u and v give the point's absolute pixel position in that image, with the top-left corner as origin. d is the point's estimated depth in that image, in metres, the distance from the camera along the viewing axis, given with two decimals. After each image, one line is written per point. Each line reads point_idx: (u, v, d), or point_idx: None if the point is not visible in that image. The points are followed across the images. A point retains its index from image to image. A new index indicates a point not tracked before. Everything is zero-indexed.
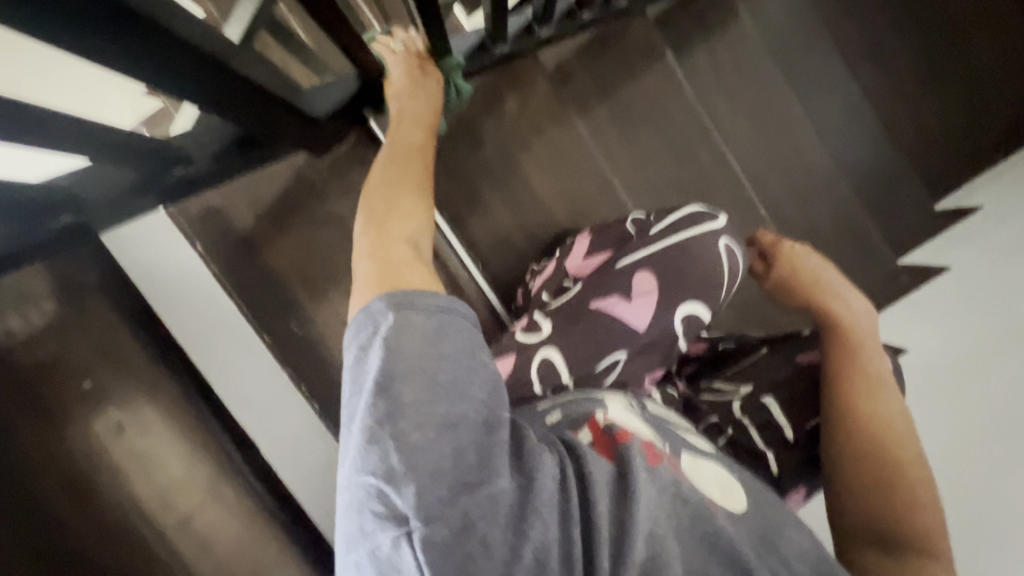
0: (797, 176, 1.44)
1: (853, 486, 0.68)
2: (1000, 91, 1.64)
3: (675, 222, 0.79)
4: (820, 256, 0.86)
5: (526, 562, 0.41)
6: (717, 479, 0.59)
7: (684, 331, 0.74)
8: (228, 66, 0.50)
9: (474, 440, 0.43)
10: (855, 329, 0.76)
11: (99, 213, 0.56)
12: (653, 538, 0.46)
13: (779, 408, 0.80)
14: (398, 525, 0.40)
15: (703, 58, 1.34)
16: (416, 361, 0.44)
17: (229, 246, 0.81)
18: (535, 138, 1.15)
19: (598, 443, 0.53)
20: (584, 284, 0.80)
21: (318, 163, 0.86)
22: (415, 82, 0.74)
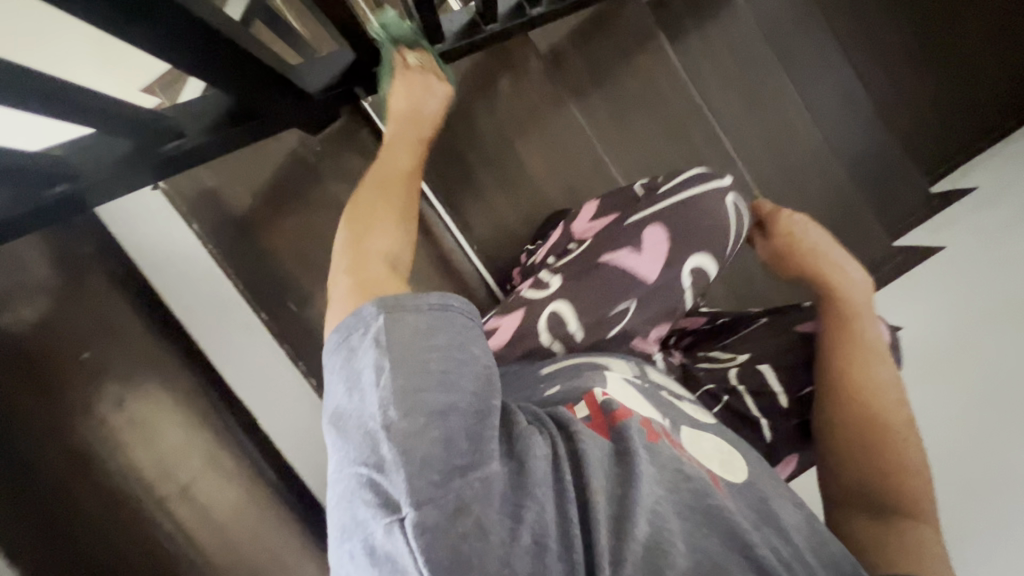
0: (792, 156, 1.44)
1: (842, 454, 0.68)
2: (993, 74, 1.65)
3: (682, 179, 0.76)
4: (818, 224, 0.82)
5: (525, 546, 0.39)
6: (716, 451, 0.56)
7: (692, 285, 0.71)
8: (217, 31, 0.51)
9: (468, 424, 0.42)
10: (854, 302, 0.75)
11: (98, 186, 0.57)
12: (654, 517, 0.44)
13: (774, 374, 0.78)
14: (390, 512, 0.38)
15: (696, 40, 1.35)
16: (404, 349, 0.43)
17: (227, 225, 0.84)
18: (530, 121, 1.17)
19: (596, 421, 0.50)
20: (592, 242, 0.78)
21: (311, 141, 0.88)
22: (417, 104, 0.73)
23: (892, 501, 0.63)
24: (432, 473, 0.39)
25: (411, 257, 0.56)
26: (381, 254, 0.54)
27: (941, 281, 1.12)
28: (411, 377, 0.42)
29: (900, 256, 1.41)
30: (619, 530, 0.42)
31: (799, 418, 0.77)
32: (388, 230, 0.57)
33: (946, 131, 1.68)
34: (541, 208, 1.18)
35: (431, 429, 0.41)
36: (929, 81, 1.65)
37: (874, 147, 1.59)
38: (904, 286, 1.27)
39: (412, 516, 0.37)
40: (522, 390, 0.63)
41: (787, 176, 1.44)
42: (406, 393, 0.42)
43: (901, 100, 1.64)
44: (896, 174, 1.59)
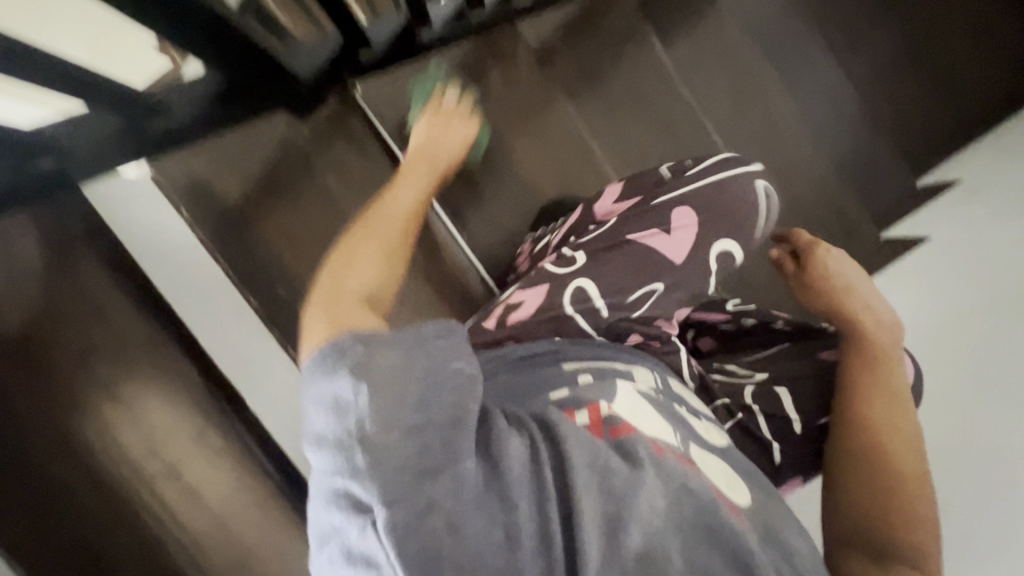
0: (780, 152, 1.46)
1: (852, 492, 0.68)
2: (977, 72, 1.68)
3: (710, 166, 0.81)
4: (856, 264, 0.83)
5: (498, 543, 0.41)
6: (724, 475, 0.57)
7: (717, 267, 0.77)
8: None
9: (441, 428, 0.44)
10: (882, 343, 0.76)
11: None
12: (649, 528, 0.44)
13: (790, 399, 0.80)
14: (363, 514, 0.40)
15: (685, 39, 1.37)
16: (379, 364, 0.46)
17: (214, 213, 0.81)
18: (523, 116, 1.18)
19: (594, 427, 0.53)
20: (617, 220, 0.79)
21: (302, 129, 0.87)
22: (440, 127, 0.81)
23: (893, 544, 0.62)
24: (403, 475, 0.41)
25: (390, 294, 0.57)
26: (355, 288, 0.54)
27: (928, 270, 1.14)
28: (385, 386, 0.45)
29: (890, 249, 1.43)
30: (610, 533, 0.43)
31: (814, 444, 0.79)
32: (366, 263, 0.57)
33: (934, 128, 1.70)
34: (536, 204, 1.18)
35: (404, 435, 0.43)
36: (920, 78, 1.66)
37: (862, 144, 1.61)
38: (893, 277, 1.28)
39: (383, 516, 0.39)
40: (517, 397, 0.61)
41: (776, 172, 1.46)
42: (379, 401, 0.44)
43: (889, 97, 1.66)
44: (883, 171, 1.62)
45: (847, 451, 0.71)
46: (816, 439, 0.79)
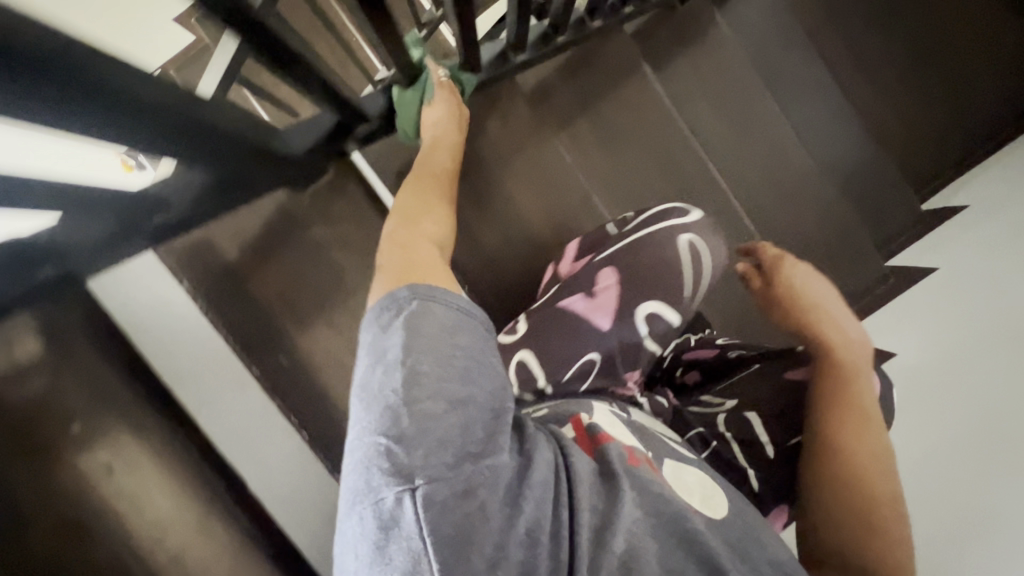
0: (784, 179, 1.41)
1: (827, 509, 0.66)
2: (983, 90, 1.67)
3: (645, 220, 0.84)
4: (823, 278, 0.82)
5: (519, 536, 0.41)
6: (698, 486, 0.58)
7: (649, 329, 0.74)
8: (201, 116, 0.51)
9: (484, 419, 0.45)
10: (849, 359, 0.73)
11: (81, 261, 0.59)
12: (631, 534, 0.46)
13: (761, 423, 0.77)
14: (403, 481, 0.40)
15: (683, 69, 1.35)
16: (432, 339, 0.46)
17: (215, 279, 0.84)
18: (517, 157, 1.18)
19: (581, 442, 0.56)
20: (558, 286, 0.83)
21: (300, 196, 0.89)
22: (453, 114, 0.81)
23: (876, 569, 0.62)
24: (445, 454, 0.41)
25: (450, 249, 0.63)
26: (430, 241, 0.60)
27: (932, 309, 1.12)
28: (435, 367, 0.45)
29: (894, 279, 1.41)
30: (600, 540, 0.44)
31: (788, 468, 0.76)
32: (434, 217, 0.65)
33: (937, 149, 1.68)
34: (533, 247, 1.18)
35: (449, 416, 0.43)
36: (919, 99, 1.65)
37: (869, 166, 1.58)
38: (897, 312, 1.26)
39: (423, 487, 0.40)
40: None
41: (778, 200, 1.41)
42: (429, 379, 0.44)
43: (889, 119, 1.65)
44: (888, 193, 1.58)
45: (810, 466, 0.69)
46: (791, 461, 0.76)
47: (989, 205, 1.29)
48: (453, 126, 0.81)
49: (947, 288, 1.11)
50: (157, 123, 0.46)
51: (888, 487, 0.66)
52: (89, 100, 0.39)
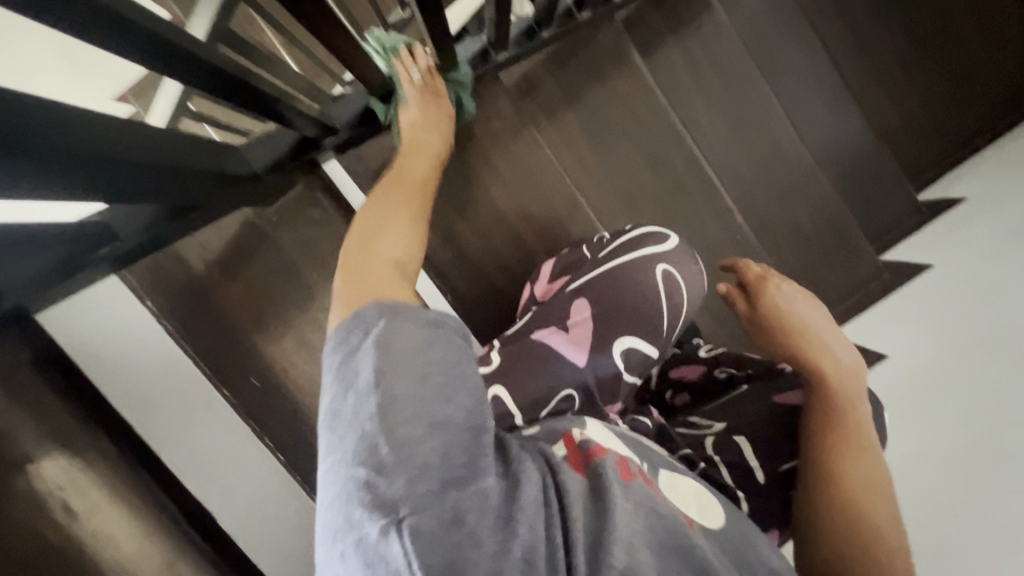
0: (778, 174, 1.35)
1: (828, 543, 0.58)
2: (984, 74, 1.61)
3: (621, 246, 0.81)
4: (810, 297, 0.72)
5: (514, 561, 0.36)
6: (694, 494, 0.54)
7: (626, 365, 0.68)
8: (149, 164, 0.48)
9: (465, 437, 0.39)
10: (847, 389, 0.64)
11: (24, 299, 0.57)
12: (632, 549, 0.40)
13: (751, 448, 0.69)
14: (387, 513, 0.35)
15: (675, 57, 1.26)
16: (404, 357, 0.40)
17: (178, 297, 0.82)
18: (499, 158, 1.12)
19: (572, 458, 0.47)
20: (533, 317, 0.77)
21: (266, 211, 0.86)
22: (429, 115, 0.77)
23: None
24: (429, 481, 0.36)
25: (419, 263, 0.53)
26: (388, 260, 0.50)
27: (924, 311, 1.09)
28: (411, 388, 0.39)
29: (888, 275, 1.37)
30: (595, 560, 0.38)
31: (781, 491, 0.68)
32: (397, 233, 0.54)
33: (935, 138, 1.63)
34: (517, 250, 1.14)
35: (430, 440, 0.38)
36: (918, 87, 1.60)
37: (867, 157, 1.52)
38: (890, 311, 1.23)
39: (408, 519, 0.34)
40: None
41: (773, 198, 1.36)
42: (406, 401, 0.38)
43: (886, 109, 1.59)
44: (886, 184, 1.53)
45: (811, 501, 0.61)
46: (782, 487, 0.68)
47: (984, 201, 1.25)
48: (433, 125, 0.77)
49: (942, 290, 1.08)
50: (115, 170, 0.44)
51: (891, 513, 0.59)
52: (26, 165, 0.37)
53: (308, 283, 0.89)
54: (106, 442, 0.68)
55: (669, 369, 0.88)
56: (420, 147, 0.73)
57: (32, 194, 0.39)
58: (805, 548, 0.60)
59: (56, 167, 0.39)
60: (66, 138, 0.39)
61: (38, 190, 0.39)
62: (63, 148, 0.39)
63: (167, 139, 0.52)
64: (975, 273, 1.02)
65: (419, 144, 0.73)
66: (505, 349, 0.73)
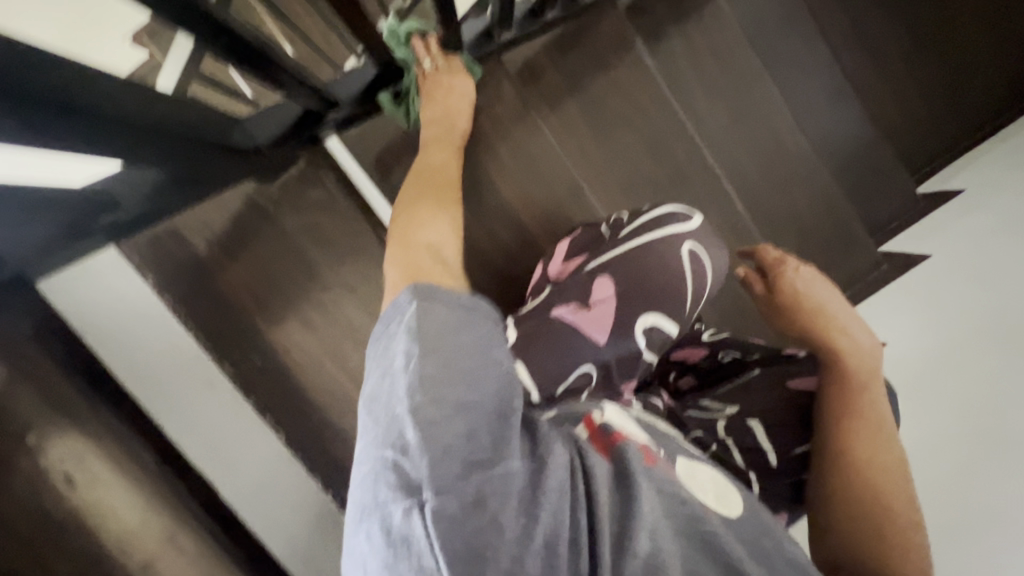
0: (778, 164, 1.35)
1: (844, 527, 0.59)
2: (982, 67, 1.62)
3: (645, 223, 0.77)
4: (829, 282, 0.72)
5: (537, 549, 0.36)
6: (712, 484, 0.52)
7: (648, 343, 0.69)
8: (153, 123, 0.48)
9: (490, 421, 0.39)
10: (864, 373, 0.64)
11: (29, 266, 0.57)
12: (654, 535, 0.40)
13: (764, 432, 0.71)
14: (410, 496, 0.36)
15: (677, 44, 1.26)
16: (432, 340, 0.40)
17: (180, 272, 0.83)
18: (502, 142, 1.12)
19: (595, 441, 0.47)
20: (551, 291, 0.76)
21: (268, 188, 0.86)
22: (445, 107, 0.79)
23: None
24: (453, 464, 0.36)
25: (457, 249, 0.54)
26: (427, 246, 0.52)
27: (925, 299, 1.09)
28: (438, 372, 0.39)
29: (887, 266, 1.38)
30: (620, 547, 0.39)
31: (790, 478, 0.70)
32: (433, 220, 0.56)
33: (934, 131, 1.64)
34: (518, 235, 1.14)
35: (454, 424, 0.38)
36: (916, 77, 1.60)
37: (867, 149, 1.52)
38: (889, 299, 1.23)
39: (432, 502, 0.35)
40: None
41: (772, 186, 1.36)
42: (432, 383, 0.38)
43: (884, 99, 1.60)
44: (885, 176, 1.53)
45: (823, 481, 0.62)
46: (795, 468, 0.70)
47: (983, 191, 1.26)
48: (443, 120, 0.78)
49: (942, 279, 1.09)
50: (117, 126, 0.44)
51: (903, 494, 0.60)
52: (27, 112, 0.36)
53: (311, 263, 0.89)
54: (108, 417, 0.68)
55: (672, 350, 0.85)
56: (436, 143, 0.75)
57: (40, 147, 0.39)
58: (823, 530, 0.61)
59: (60, 118, 0.39)
60: (74, 91, 0.39)
61: (45, 142, 0.39)
62: (71, 99, 0.39)
63: (176, 104, 0.52)
64: (974, 262, 1.02)
65: (438, 140, 0.75)
66: (522, 325, 0.71)
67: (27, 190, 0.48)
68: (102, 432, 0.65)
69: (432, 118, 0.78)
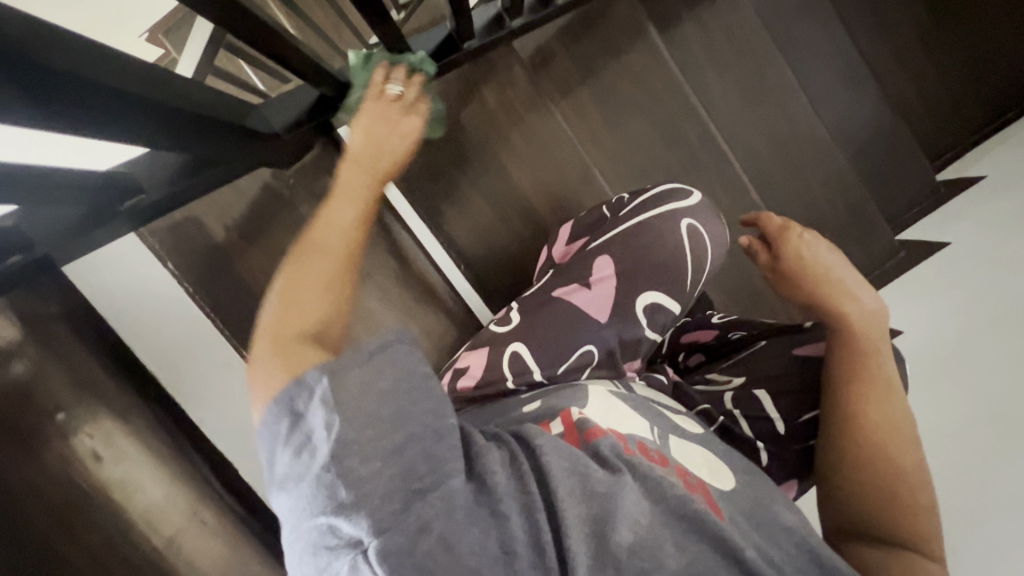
0: (793, 150, 1.34)
1: (853, 495, 0.59)
2: (1007, 49, 1.57)
3: (644, 201, 0.77)
4: (834, 247, 0.68)
5: (492, 555, 0.37)
6: (703, 459, 0.55)
7: (648, 321, 0.69)
8: (170, 104, 0.48)
9: (423, 449, 0.39)
10: (870, 336, 0.63)
11: (56, 248, 0.57)
12: (640, 526, 0.41)
13: (772, 400, 0.70)
14: (353, 546, 0.35)
15: (690, 30, 1.25)
16: (350, 393, 0.38)
17: (199, 258, 0.82)
18: (514, 129, 1.11)
19: (570, 436, 0.50)
20: (554, 273, 0.76)
21: (284, 173, 0.87)
22: (380, 130, 0.64)
23: (901, 539, 0.55)
24: (392, 501, 0.36)
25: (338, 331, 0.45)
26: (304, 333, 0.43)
27: (942, 287, 1.07)
28: (360, 425, 0.37)
29: (903, 254, 1.35)
30: (598, 538, 0.40)
31: (800, 444, 0.68)
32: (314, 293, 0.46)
33: (954, 115, 1.60)
34: (528, 223, 1.14)
35: (386, 465, 0.37)
36: (936, 63, 1.57)
37: (886, 134, 1.49)
38: (906, 287, 1.21)
39: (375, 545, 0.35)
40: (499, 414, 0.60)
41: (787, 173, 1.34)
42: (357, 438, 0.37)
43: (903, 85, 1.57)
44: (904, 162, 1.50)
45: (831, 451, 0.61)
46: (805, 438, 0.68)
47: (1006, 176, 1.23)
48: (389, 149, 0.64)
49: (961, 266, 1.07)
50: (133, 109, 0.45)
51: (914, 453, 0.59)
52: (47, 91, 0.37)
53: None
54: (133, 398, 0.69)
55: (682, 334, 0.87)
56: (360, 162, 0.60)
57: (62, 128, 0.40)
58: (828, 497, 0.61)
59: (80, 99, 0.40)
60: (94, 73, 0.40)
61: (67, 123, 0.40)
62: (90, 80, 0.40)
63: (195, 90, 0.53)
64: (996, 247, 1.01)
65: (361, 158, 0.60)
66: (524, 307, 0.72)
67: (55, 173, 0.49)
68: None
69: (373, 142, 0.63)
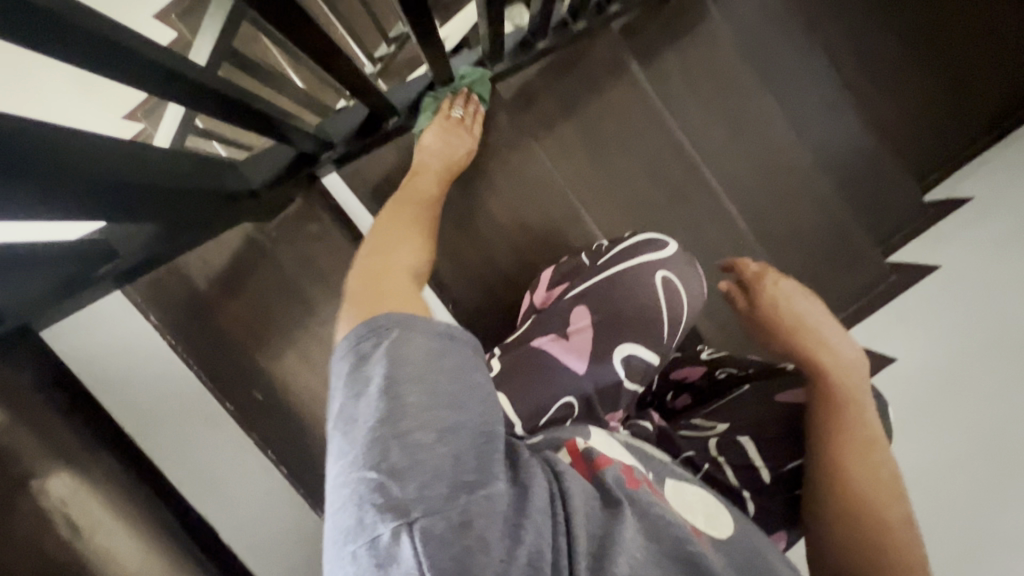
0: (779, 178, 1.35)
1: (841, 548, 0.57)
2: (987, 72, 1.59)
3: (619, 252, 0.79)
4: (810, 294, 0.70)
5: (520, 565, 0.35)
6: (701, 504, 0.53)
7: (627, 373, 0.69)
8: (142, 177, 0.49)
9: (473, 442, 0.39)
10: (850, 387, 0.62)
11: (27, 319, 0.58)
12: (637, 564, 0.39)
13: (755, 447, 0.69)
14: (398, 516, 0.35)
15: (672, 65, 1.27)
16: (414, 364, 0.40)
17: (182, 313, 0.86)
18: (498, 168, 1.12)
19: (577, 466, 0.48)
20: (533, 320, 0.76)
21: (266, 226, 0.89)
22: (445, 143, 0.86)
23: None
24: (440, 484, 0.36)
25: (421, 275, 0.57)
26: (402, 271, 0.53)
27: (932, 313, 1.07)
28: (421, 394, 0.39)
29: (895, 277, 1.35)
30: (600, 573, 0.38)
31: (784, 492, 0.68)
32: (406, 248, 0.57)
33: (939, 137, 1.62)
34: (515, 259, 1.14)
35: (440, 444, 0.38)
36: (918, 87, 1.59)
37: (871, 159, 1.50)
38: (898, 313, 1.21)
39: (421, 521, 0.34)
40: None
41: (775, 203, 1.35)
42: (418, 408, 0.38)
43: (887, 109, 1.59)
44: (891, 185, 1.51)
45: (815, 499, 0.60)
46: (790, 483, 0.68)
47: (991, 199, 1.23)
48: (443, 158, 0.85)
49: (949, 292, 1.06)
50: (105, 188, 0.45)
51: (898, 508, 0.58)
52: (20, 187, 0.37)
53: (309, 297, 0.92)
54: (107, 460, 0.69)
55: (671, 370, 0.88)
56: (429, 173, 0.82)
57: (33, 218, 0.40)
58: (817, 550, 0.59)
59: (52, 190, 0.39)
60: (61, 160, 0.40)
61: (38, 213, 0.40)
62: (58, 168, 0.40)
63: (172, 159, 0.54)
64: (983, 274, 1.00)
65: (423, 171, 0.82)
66: (505, 356, 0.71)
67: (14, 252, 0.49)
68: (93, 468, 0.67)
69: (437, 154, 0.85)
